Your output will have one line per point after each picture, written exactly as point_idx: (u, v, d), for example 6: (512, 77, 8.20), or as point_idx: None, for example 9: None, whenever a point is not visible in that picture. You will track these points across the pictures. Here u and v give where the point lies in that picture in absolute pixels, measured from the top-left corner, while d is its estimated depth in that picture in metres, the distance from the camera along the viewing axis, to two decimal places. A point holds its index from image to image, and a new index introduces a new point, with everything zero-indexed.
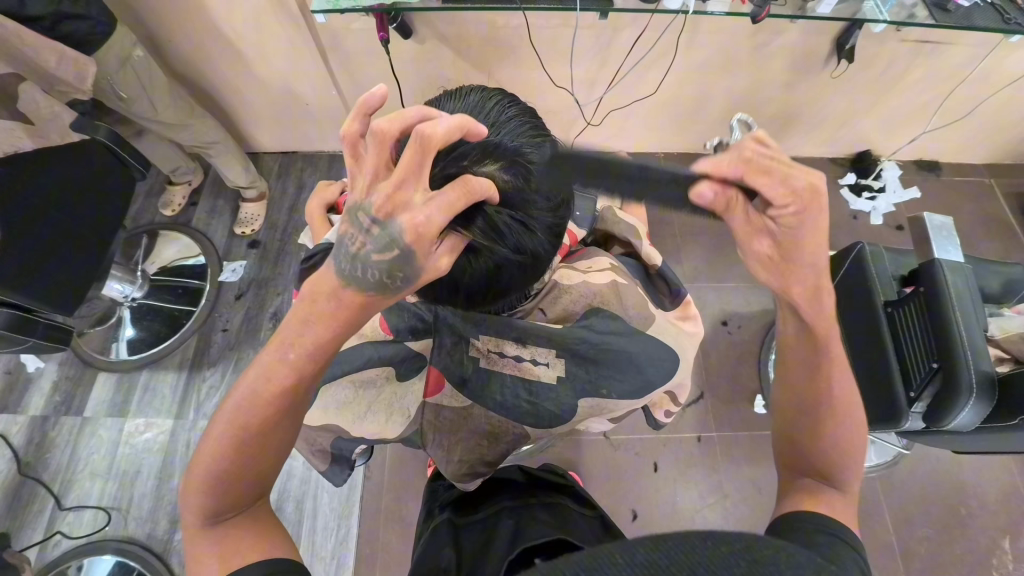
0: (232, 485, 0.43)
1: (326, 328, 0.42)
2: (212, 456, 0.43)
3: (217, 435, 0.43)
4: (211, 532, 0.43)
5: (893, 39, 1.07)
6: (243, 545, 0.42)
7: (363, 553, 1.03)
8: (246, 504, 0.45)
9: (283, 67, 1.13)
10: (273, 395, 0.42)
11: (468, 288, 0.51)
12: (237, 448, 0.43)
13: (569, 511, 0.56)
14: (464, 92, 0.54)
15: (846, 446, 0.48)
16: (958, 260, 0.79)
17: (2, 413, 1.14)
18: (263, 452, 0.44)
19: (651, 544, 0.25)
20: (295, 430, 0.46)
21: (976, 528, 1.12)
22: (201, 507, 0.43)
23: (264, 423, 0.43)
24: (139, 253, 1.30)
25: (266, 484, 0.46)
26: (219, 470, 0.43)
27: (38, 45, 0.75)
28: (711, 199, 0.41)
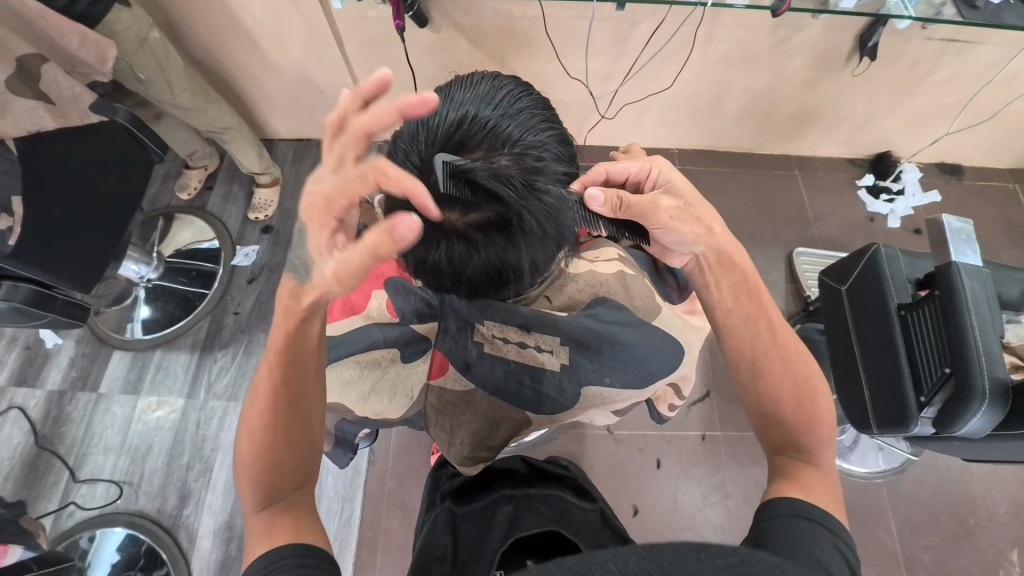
0: (271, 473, 0.46)
1: (274, 320, 0.47)
2: (246, 457, 0.46)
3: (242, 437, 0.47)
4: (258, 518, 0.45)
5: (918, 38, 1.04)
6: (283, 529, 0.43)
7: (365, 535, 1.05)
8: (287, 490, 0.47)
9: (299, 55, 1.14)
10: (271, 386, 0.47)
11: (470, 280, 0.51)
12: (254, 442, 0.46)
13: (564, 502, 0.56)
14: (473, 76, 0.52)
15: (808, 415, 0.49)
16: (976, 264, 0.77)
17: (22, 387, 1.17)
18: (275, 439, 0.47)
19: (642, 553, 0.26)
20: (298, 412, 0.48)
21: (984, 539, 1.10)
22: (248, 500, 0.46)
23: (264, 415, 0.47)
24: (155, 235, 1.33)
25: (298, 467, 0.48)
26: (256, 466, 0.46)
27: (61, 27, 0.77)
28: (601, 201, 0.47)
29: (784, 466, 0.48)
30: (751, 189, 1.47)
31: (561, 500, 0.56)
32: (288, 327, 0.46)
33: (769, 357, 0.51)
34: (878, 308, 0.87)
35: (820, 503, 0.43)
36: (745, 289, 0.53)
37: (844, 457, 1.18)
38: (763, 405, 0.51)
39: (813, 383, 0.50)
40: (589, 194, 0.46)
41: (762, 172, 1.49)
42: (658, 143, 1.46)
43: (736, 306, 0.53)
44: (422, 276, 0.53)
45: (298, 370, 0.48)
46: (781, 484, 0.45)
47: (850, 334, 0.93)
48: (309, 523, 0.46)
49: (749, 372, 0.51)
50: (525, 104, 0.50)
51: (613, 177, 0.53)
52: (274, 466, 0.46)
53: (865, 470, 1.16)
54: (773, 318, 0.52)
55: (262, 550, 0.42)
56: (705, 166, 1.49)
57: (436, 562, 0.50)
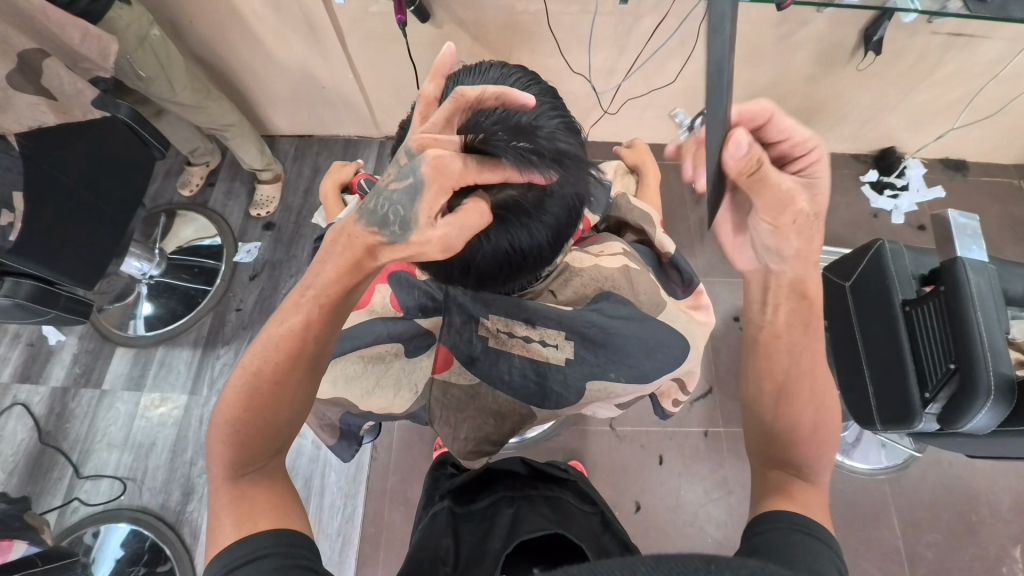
0: (255, 434, 0.45)
1: (336, 264, 0.44)
2: (234, 406, 0.45)
3: (239, 381, 0.46)
4: (236, 487, 0.44)
5: (923, 32, 1.03)
6: (262, 514, 0.42)
7: (368, 531, 1.05)
8: (270, 456, 0.47)
9: (300, 51, 1.13)
10: (287, 340, 0.45)
11: (479, 270, 0.52)
12: (251, 396, 0.45)
13: (564, 503, 0.56)
14: (483, 65, 0.53)
15: (818, 441, 0.48)
16: (983, 260, 0.77)
17: (25, 383, 1.17)
18: (281, 401, 0.46)
19: (654, 565, 0.26)
20: (312, 378, 0.48)
21: (986, 536, 1.10)
22: (225, 461, 0.44)
23: (279, 369, 0.46)
24: (157, 232, 1.33)
25: (288, 437, 0.48)
26: (241, 429, 0.45)
27: (63, 23, 0.77)
28: (739, 156, 0.46)
29: (779, 481, 0.47)
30: None
31: (564, 503, 0.56)
32: (348, 283, 0.45)
33: (795, 384, 0.50)
34: (882, 304, 0.87)
35: (816, 516, 0.43)
36: (802, 316, 0.52)
37: (846, 453, 1.18)
38: (777, 423, 0.50)
39: (830, 410, 0.50)
40: (738, 135, 0.44)
41: None
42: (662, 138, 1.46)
43: (785, 334, 0.51)
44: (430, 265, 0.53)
45: (333, 334, 0.48)
46: (777, 497, 0.45)
47: (854, 330, 0.93)
48: (294, 505, 0.45)
49: (776, 393, 0.50)
50: (535, 91, 0.51)
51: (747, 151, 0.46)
52: (269, 430, 0.46)
53: (868, 467, 1.15)
54: (811, 350, 0.51)
55: (233, 540, 0.40)
56: None
57: (438, 564, 0.49)
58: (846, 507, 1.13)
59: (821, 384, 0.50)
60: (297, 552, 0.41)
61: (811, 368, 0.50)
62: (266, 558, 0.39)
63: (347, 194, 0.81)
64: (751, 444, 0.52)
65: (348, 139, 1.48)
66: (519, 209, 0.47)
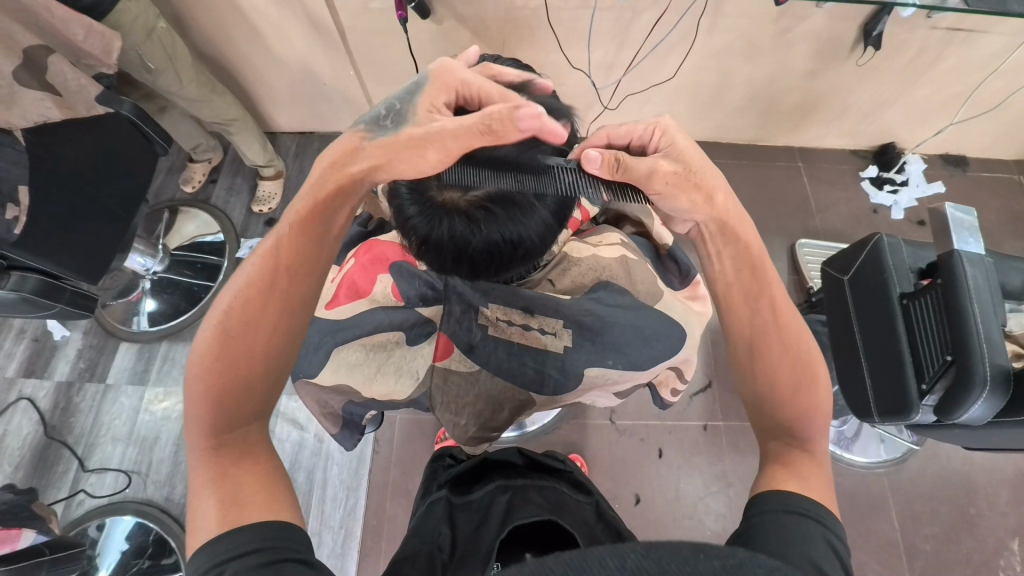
0: (232, 390, 0.46)
1: (306, 197, 0.50)
2: (209, 365, 0.46)
3: (208, 330, 0.47)
4: (212, 460, 0.44)
5: (923, 27, 1.04)
6: (252, 500, 0.42)
7: (370, 523, 1.06)
8: (247, 422, 0.47)
9: (302, 47, 1.14)
10: (259, 285, 0.48)
11: (472, 259, 0.52)
12: (224, 347, 0.47)
13: (558, 492, 0.57)
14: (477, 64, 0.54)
15: (806, 399, 0.49)
16: (979, 253, 0.77)
17: (31, 378, 1.19)
18: (249, 347, 0.47)
19: (641, 552, 0.26)
20: (282, 324, 0.49)
21: (985, 528, 1.10)
22: (199, 418, 0.45)
23: (248, 315, 0.48)
24: (160, 228, 1.34)
25: (266, 402, 0.48)
26: (216, 382, 0.46)
27: (67, 19, 0.77)
28: (598, 165, 0.43)
29: (779, 452, 0.48)
30: (754, 181, 1.47)
31: (557, 492, 0.57)
32: (313, 214, 0.50)
33: (767, 340, 0.51)
34: (880, 296, 0.88)
35: (814, 494, 0.43)
36: (743, 261, 0.53)
37: (845, 448, 1.18)
38: (760, 386, 0.51)
39: (811, 369, 0.50)
40: (585, 154, 0.43)
41: (764, 164, 1.49)
42: None
43: (738, 280, 0.53)
44: (424, 253, 0.54)
45: (302, 277, 0.51)
46: (775, 472, 0.46)
47: (852, 323, 0.93)
48: (281, 488, 0.44)
49: (748, 352, 0.52)
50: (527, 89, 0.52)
51: (614, 142, 0.52)
52: (240, 381, 0.47)
53: (867, 461, 1.16)
54: (774, 297, 0.52)
55: (217, 532, 0.39)
56: (708, 158, 1.49)
57: (437, 549, 0.50)
58: (844, 500, 1.14)
59: (798, 341, 0.51)
60: (286, 546, 0.39)
61: (778, 318, 0.51)
62: (252, 553, 0.38)
63: None
64: (746, 410, 0.53)
65: None
66: (504, 203, 0.47)
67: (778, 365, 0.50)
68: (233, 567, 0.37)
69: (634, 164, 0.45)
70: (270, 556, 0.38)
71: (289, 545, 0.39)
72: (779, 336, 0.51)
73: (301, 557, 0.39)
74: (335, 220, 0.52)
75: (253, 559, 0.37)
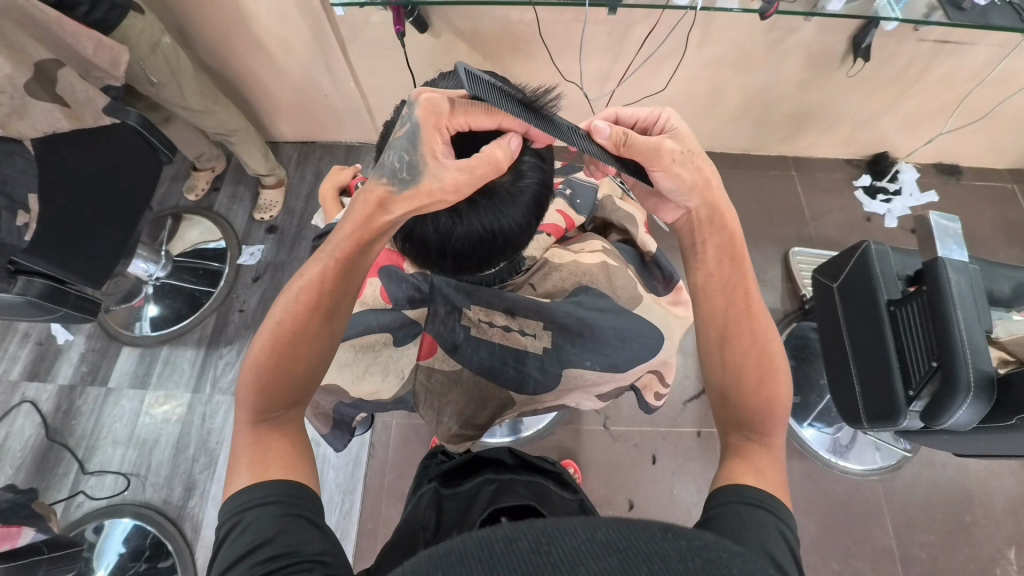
0: (276, 386, 0.47)
1: (353, 217, 0.47)
2: (259, 360, 0.47)
3: (263, 334, 0.47)
4: (257, 432, 0.46)
5: (910, 39, 1.06)
6: (273, 460, 0.45)
7: (365, 526, 1.07)
8: (287, 408, 0.48)
9: (304, 59, 1.17)
10: (309, 293, 0.47)
11: (455, 252, 0.52)
12: (274, 347, 0.47)
13: (546, 489, 0.58)
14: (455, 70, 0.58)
15: (767, 390, 0.50)
16: (963, 260, 0.78)
17: (34, 381, 1.21)
18: (298, 351, 0.48)
19: (611, 526, 0.26)
20: (330, 327, 0.49)
21: (981, 537, 1.10)
22: (250, 406, 0.47)
23: (297, 322, 0.47)
24: (164, 235, 1.36)
25: (307, 391, 0.50)
26: (265, 375, 0.47)
27: (76, 33, 0.80)
28: (606, 134, 0.51)
29: (739, 445, 0.50)
30: (748, 189, 1.49)
31: (543, 486, 0.58)
32: (363, 238, 0.47)
33: (737, 333, 0.52)
34: (868, 303, 0.89)
35: (767, 485, 0.45)
36: (727, 244, 0.54)
37: (841, 454, 1.18)
38: (725, 375, 0.52)
39: (774, 365, 0.51)
40: (595, 125, 0.50)
41: (758, 173, 1.51)
42: None
43: (717, 271, 0.54)
44: (408, 247, 0.55)
45: (348, 290, 0.50)
46: (734, 468, 0.47)
47: (843, 331, 0.95)
48: (306, 455, 0.47)
49: (718, 342, 0.53)
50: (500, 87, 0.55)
51: (621, 118, 0.60)
52: (288, 378, 0.48)
53: (862, 468, 1.16)
54: (746, 288, 0.53)
55: (248, 483, 0.43)
56: None
57: (420, 533, 0.52)
58: (839, 507, 1.14)
59: (763, 335, 0.52)
60: (303, 504, 0.43)
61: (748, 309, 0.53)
62: (273, 504, 0.42)
63: (345, 197, 0.84)
64: (711, 401, 0.54)
65: (350, 146, 1.52)
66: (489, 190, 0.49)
67: (744, 356, 0.51)
68: (254, 515, 0.41)
69: (640, 142, 0.51)
70: (288, 510, 0.42)
71: (307, 504, 0.43)
72: (746, 329, 0.52)
73: (315, 518, 0.43)
74: (379, 242, 0.49)
75: (274, 510, 0.41)
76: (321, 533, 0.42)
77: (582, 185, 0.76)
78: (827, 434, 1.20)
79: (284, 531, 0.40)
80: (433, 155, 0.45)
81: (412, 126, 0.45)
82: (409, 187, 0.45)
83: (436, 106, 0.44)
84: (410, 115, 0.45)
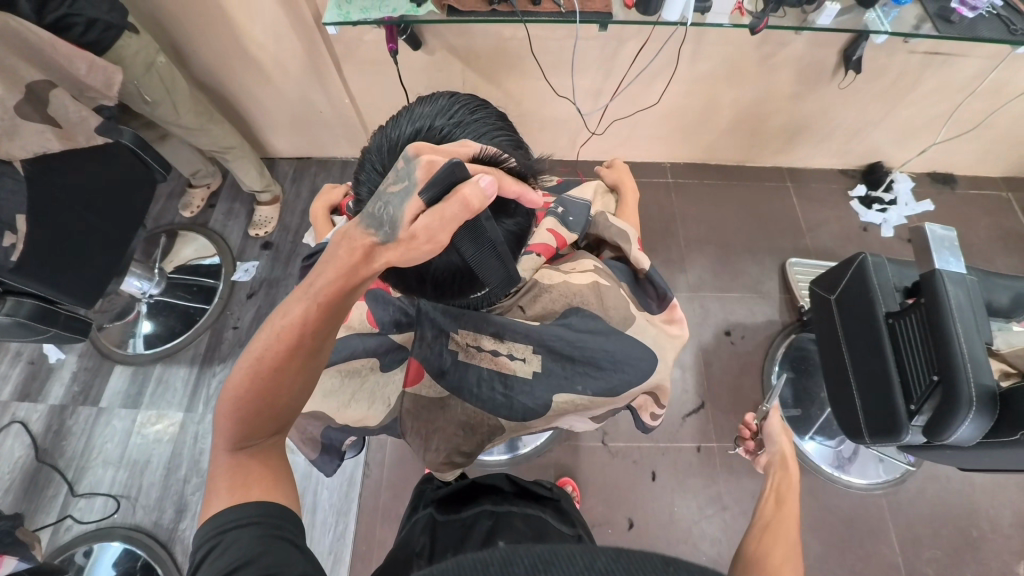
0: (254, 418, 0.45)
1: (339, 260, 0.44)
2: (236, 391, 0.44)
3: (242, 366, 0.45)
4: (233, 460, 0.44)
5: (900, 51, 1.07)
6: (255, 482, 0.43)
7: (359, 549, 1.05)
8: (266, 437, 0.46)
9: (298, 77, 1.18)
10: (290, 328, 0.44)
11: (435, 278, 0.52)
12: (253, 381, 0.44)
13: (543, 523, 0.56)
14: (434, 94, 0.56)
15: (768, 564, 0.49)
16: (961, 272, 0.77)
17: (25, 401, 1.19)
18: (279, 383, 0.45)
19: (610, 556, 0.24)
20: (314, 361, 0.47)
21: (989, 553, 1.08)
22: (228, 434, 0.44)
23: (279, 358, 0.44)
24: (158, 252, 1.35)
25: (288, 418, 0.48)
26: (240, 407, 0.44)
27: (70, 54, 0.81)
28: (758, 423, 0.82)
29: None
30: (744, 200, 1.49)
31: (541, 521, 0.56)
32: (352, 278, 0.44)
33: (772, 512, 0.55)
34: (867, 316, 0.88)
35: None
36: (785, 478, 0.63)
37: (844, 468, 1.16)
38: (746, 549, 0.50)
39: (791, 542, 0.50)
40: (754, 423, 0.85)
41: (753, 184, 1.51)
42: (650, 156, 1.49)
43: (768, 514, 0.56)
44: (390, 274, 0.53)
45: (333, 327, 0.47)
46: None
47: (841, 344, 0.94)
48: (287, 474, 0.46)
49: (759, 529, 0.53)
50: (480, 115, 0.54)
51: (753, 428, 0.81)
52: (268, 409, 0.45)
53: (865, 482, 1.14)
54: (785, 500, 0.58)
55: (225, 505, 0.42)
56: (697, 178, 1.51)
57: (412, 557, 0.50)
58: (843, 523, 1.11)
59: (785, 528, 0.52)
60: (280, 524, 0.42)
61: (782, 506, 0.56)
62: (253, 525, 0.40)
63: (337, 215, 0.84)
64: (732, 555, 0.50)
65: (346, 161, 1.52)
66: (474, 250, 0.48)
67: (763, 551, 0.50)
68: (233, 537, 0.40)
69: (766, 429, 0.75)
70: (268, 530, 0.41)
71: (289, 520, 0.43)
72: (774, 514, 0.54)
73: (294, 539, 0.42)
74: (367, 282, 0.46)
75: (253, 530, 0.40)
76: (300, 551, 0.41)
77: (577, 204, 0.74)
78: (829, 447, 1.18)
79: (266, 551, 0.39)
80: (418, 213, 0.43)
81: (407, 183, 0.43)
82: (396, 239, 0.43)
83: (437, 169, 0.43)
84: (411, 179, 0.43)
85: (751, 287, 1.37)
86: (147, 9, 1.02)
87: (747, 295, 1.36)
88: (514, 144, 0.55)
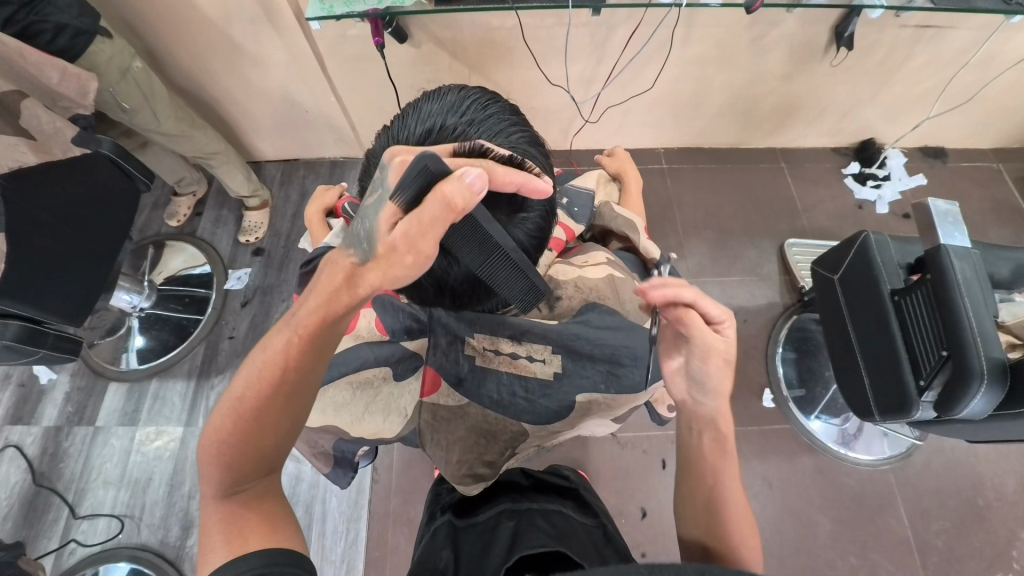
0: (247, 459, 0.44)
1: (323, 287, 0.44)
2: (223, 433, 0.44)
3: (225, 407, 0.44)
4: (228, 505, 0.43)
5: (891, 26, 1.06)
6: (251, 530, 0.42)
7: (372, 555, 1.03)
8: (257, 478, 0.45)
9: (280, 77, 1.14)
10: (273, 365, 0.44)
11: (453, 290, 0.52)
12: (237, 422, 0.44)
13: (566, 517, 0.54)
14: (442, 90, 0.55)
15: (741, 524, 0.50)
16: (966, 245, 0.77)
17: (17, 425, 1.16)
18: (263, 426, 0.44)
19: None
20: (299, 400, 0.46)
21: (995, 521, 1.09)
22: (216, 482, 0.43)
23: (260, 395, 0.44)
24: (146, 264, 1.31)
25: (279, 458, 0.46)
26: (229, 449, 0.44)
27: (39, 61, 0.77)
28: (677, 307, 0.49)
29: None
30: (739, 183, 1.48)
31: (563, 516, 0.54)
32: (329, 310, 0.44)
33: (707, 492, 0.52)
34: (872, 295, 0.87)
35: None
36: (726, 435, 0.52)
37: (849, 446, 1.16)
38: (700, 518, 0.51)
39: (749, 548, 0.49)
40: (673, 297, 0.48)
41: (747, 167, 1.50)
42: (643, 143, 1.48)
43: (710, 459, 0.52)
44: (406, 289, 0.54)
45: (320, 359, 0.46)
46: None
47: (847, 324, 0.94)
48: (282, 515, 0.45)
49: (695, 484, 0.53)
50: (493, 111, 0.53)
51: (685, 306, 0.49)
52: (254, 450, 0.44)
53: (872, 458, 1.15)
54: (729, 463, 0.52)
55: (220, 561, 0.39)
56: (692, 163, 1.50)
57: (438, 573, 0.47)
58: (852, 499, 1.12)
59: (731, 546, 0.49)
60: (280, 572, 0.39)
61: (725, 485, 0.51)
62: None
63: (333, 218, 0.82)
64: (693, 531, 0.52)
65: (335, 161, 1.49)
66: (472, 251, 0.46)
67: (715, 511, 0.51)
68: None
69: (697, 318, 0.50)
70: None
71: (292, 563, 0.41)
72: (718, 502, 0.51)
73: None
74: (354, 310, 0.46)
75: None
76: None
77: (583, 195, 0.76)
78: (835, 426, 1.18)
79: None
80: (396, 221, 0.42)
81: (380, 191, 0.42)
82: (374, 255, 0.42)
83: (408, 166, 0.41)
84: (381, 179, 0.42)
85: (750, 269, 1.37)
86: (117, 11, 0.97)
87: (747, 278, 1.36)
88: (528, 143, 0.54)
